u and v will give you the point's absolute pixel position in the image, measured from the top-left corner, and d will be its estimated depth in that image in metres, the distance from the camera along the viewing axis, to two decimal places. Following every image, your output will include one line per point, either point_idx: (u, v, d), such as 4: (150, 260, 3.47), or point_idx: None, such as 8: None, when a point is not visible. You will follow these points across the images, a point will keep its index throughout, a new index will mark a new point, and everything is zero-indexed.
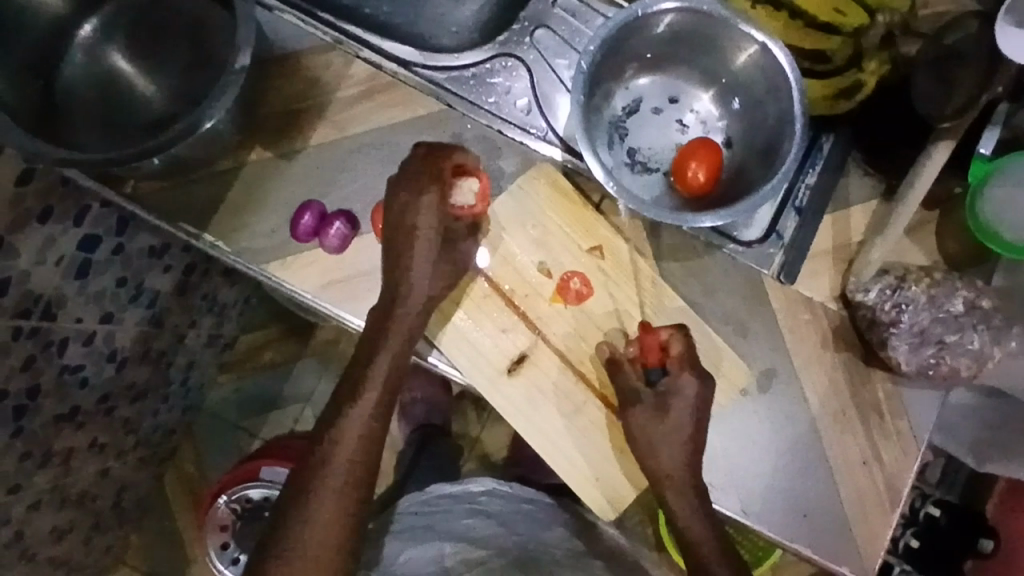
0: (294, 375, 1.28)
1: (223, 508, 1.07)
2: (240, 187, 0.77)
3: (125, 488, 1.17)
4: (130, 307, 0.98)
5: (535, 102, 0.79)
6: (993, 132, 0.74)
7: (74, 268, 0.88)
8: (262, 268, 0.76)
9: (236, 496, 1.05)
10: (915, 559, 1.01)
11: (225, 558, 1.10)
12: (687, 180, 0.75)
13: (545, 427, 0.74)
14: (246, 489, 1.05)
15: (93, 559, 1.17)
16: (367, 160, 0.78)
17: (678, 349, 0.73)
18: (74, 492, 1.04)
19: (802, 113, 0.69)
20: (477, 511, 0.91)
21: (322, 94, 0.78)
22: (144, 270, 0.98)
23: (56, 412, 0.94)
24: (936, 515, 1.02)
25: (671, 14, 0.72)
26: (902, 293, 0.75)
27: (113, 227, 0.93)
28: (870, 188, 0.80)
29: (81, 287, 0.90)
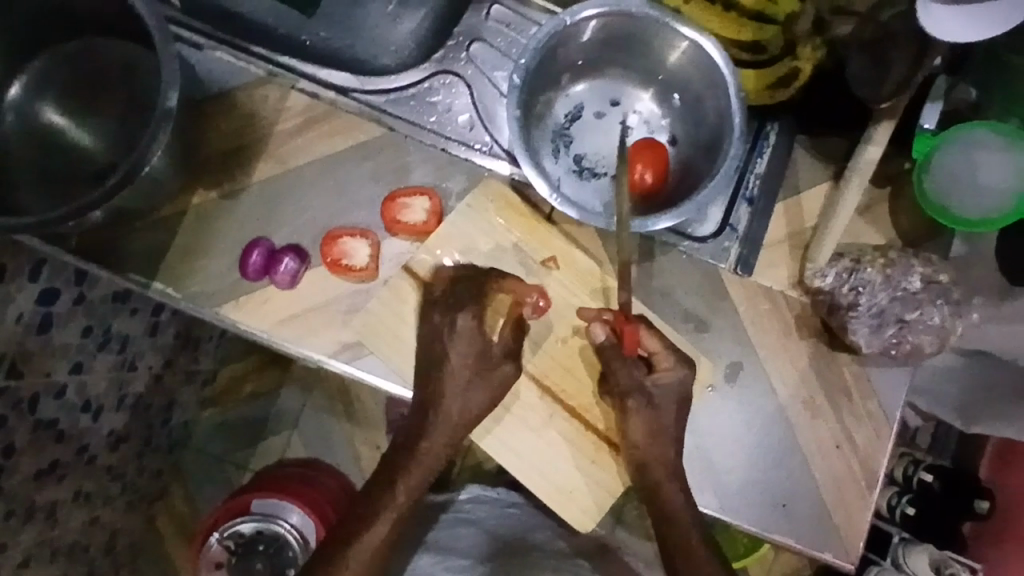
0: (278, 404, 1.28)
1: (216, 545, 1.02)
2: (186, 231, 0.76)
3: (117, 534, 1.15)
4: (101, 354, 0.98)
5: (477, 117, 0.79)
6: (935, 106, 0.74)
7: (36, 324, 0.85)
8: (215, 311, 0.75)
9: (228, 530, 1.01)
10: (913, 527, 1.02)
11: None
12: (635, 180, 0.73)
13: (516, 443, 0.74)
14: (238, 523, 1.01)
15: None
16: (311, 192, 0.77)
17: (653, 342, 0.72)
18: (64, 545, 1.01)
19: (739, 106, 0.70)
20: (461, 522, 0.93)
21: (262, 129, 0.77)
22: (110, 316, 0.98)
23: (37, 468, 0.92)
24: (929, 481, 1.02)
25: (596, 20, 0.72)
26: (859, 276, 0.74)
27: (73, 276, 0.91)
28: (821, 171, 0.80)
29: (46, 340, 0.87)
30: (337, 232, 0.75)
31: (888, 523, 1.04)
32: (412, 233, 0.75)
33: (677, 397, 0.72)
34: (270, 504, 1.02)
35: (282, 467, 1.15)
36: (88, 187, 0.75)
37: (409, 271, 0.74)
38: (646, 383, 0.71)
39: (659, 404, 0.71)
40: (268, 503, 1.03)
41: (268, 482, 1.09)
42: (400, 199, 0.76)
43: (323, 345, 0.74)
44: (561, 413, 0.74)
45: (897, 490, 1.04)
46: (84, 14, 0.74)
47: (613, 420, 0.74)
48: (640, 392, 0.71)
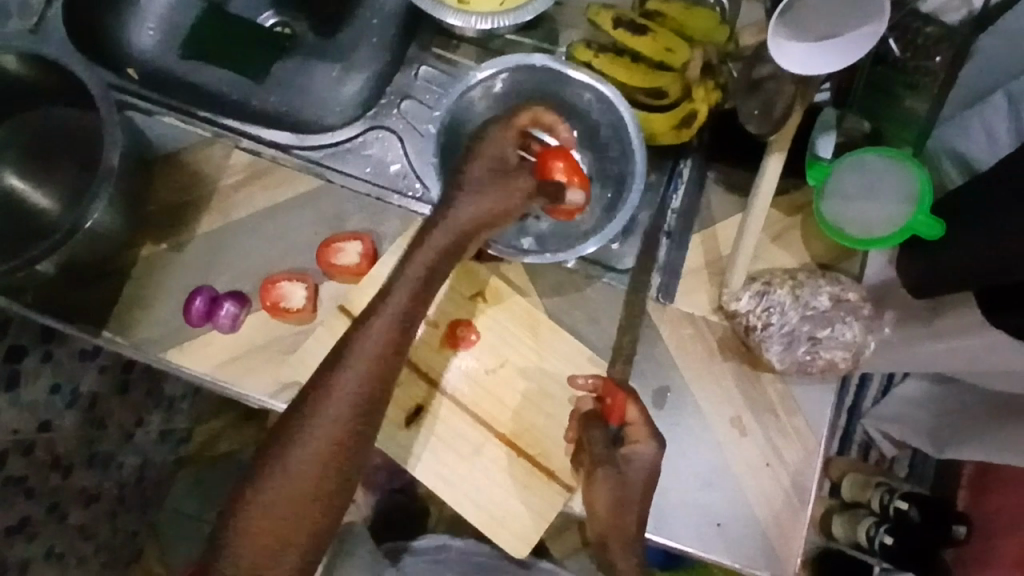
0: (250, 458, 1.29)
1: None
2: (136, 281, 0.81)
3: None
4: (69, 412, 1.01)
5: (409, 167, 0.82)
6: (829, 137, 0.82)
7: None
8: (162, 356, 0.79)
9: None
10: (893, 556, 1.01)
11: None
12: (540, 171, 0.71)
13: (449, 471, 0.76)
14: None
15: None
16: (252, 241, 0.82)
17: (636, 414, 0.71)
18: None
19: (640, 144, 0.76)
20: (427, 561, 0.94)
21: (207, 186, 0.83)
22: (78, 374, 1.01)
23: (5, 526, 0.93)
24: (906, 509, 1.02)
25: (497, 78, 0.79)
26: (770, 297, 0.79)
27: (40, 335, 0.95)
28: (733, 204, 0.85)
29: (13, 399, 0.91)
30: (276, 276, 0.80)
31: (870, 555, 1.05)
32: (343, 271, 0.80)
33: (645, 477, 0.69)
34: None
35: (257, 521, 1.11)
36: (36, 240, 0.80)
37: (343, 312, 0.76)
38: (617, 454, 0.70)
39: (623, 483, 0.69)
40: None
41: None
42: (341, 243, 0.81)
43: (263, 384, 0.78)
44: (491, 438, 0.77)
45: (875, 520, 1.04)
46: (41, 91, 0.80)
47: (543, 444, 0.77)
48: (610, 463, 0.70)
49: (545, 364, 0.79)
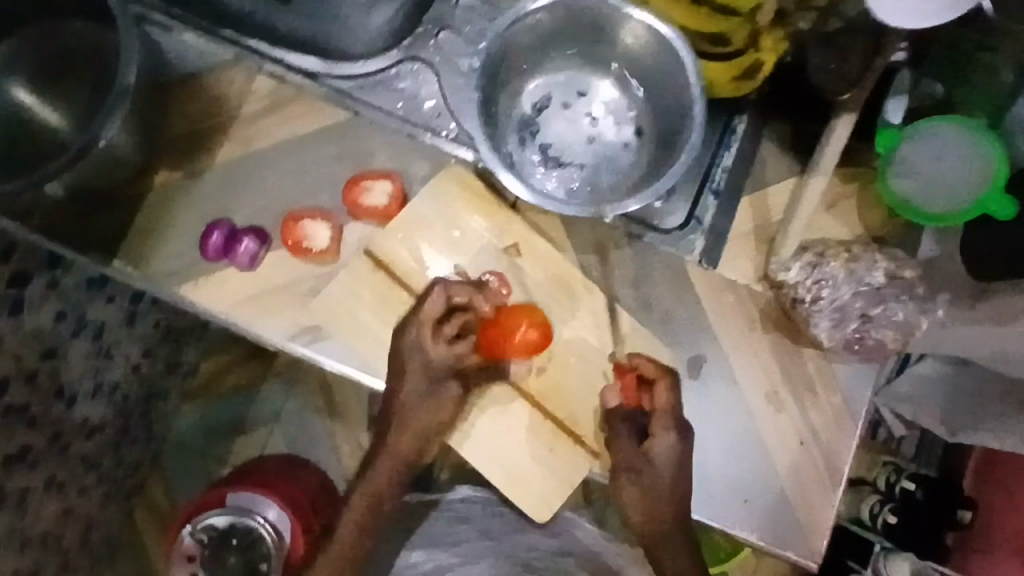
0: (257, 399, 1.27)
1: (189, 538, 0.99)
2: (150, 210, 0.76)
3: (91, 526, 1.14)
4: (75, 341, 0.97)
5: (444, 104, 0.76)
6: (899, 102, 0.74)
7: (7, 308, 0.85)
8: (175, 292, 0.74)
9: (201, 524, 0.98)
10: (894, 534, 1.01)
11: None
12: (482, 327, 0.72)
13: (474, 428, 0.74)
14: (210, 516, 0.98)
15: None
16: (274, 174, 0.77)
17: (665, 397, 0.71)
18: (35, 535, 1.00)
19: (700, 96, 0.70)
20: (457, 518, 0.91)
21: (226, 113, 0.77)
22: (85, 302, 0.97)
23: (7, 453, 0.91)
24: (912, 489, 1.02)
25: (546, 12, 0.72)
26: (822, 269, 0.74)
27: (46, 260, 0.91)
28: (787, 166, 0.80)
29: (17, 324, 0.87)
30: (299, 213, 0.75)
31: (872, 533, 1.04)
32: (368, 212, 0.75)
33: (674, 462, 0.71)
34: (245, 497, 1.00)
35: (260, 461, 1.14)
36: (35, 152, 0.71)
37: (368, 254, 0.74)
38: (644, 449, 0.71)
39: (653, 472, 0.71)
40: (244, 496, 1.00)
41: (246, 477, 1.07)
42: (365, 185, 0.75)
43: (281, 327, 0.73)
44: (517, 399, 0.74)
45: (880, 498, 1.04)
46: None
47: (572, 407, 0.74)
48: (638, 458, 0.71)
49: (577, 324, 0.75)
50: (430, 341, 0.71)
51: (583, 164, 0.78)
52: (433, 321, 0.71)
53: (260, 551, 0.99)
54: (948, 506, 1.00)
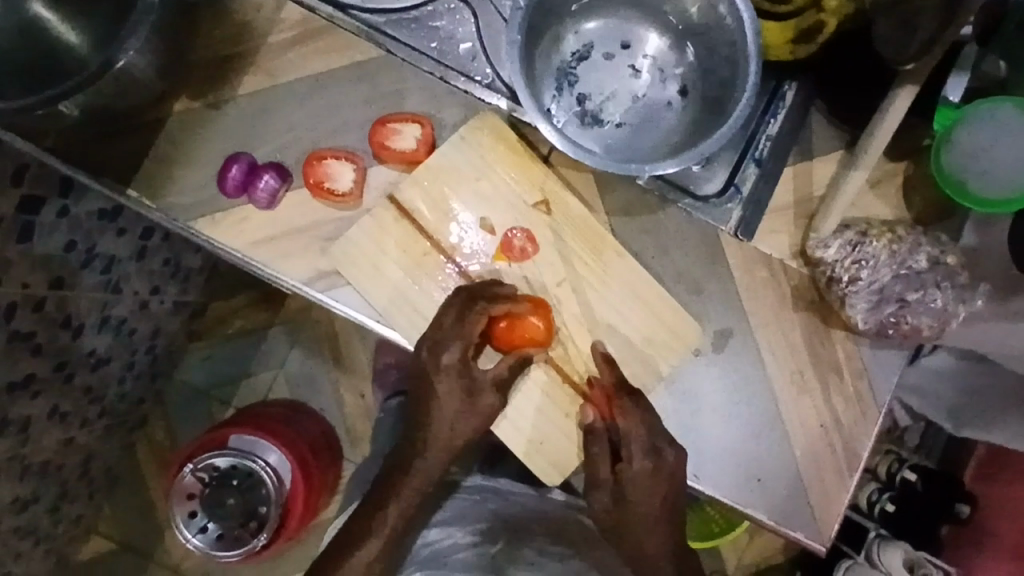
0: (265, 343, 1.25)
1: (190, 476, 0.98)
2: (167, 139, 0.73)
3: (92, 457, 1.14)
4: (84, 272, 0.95)
5: (480, 47, 0.73)
6: (960, 78, 0.70)
7: (16, 231, 0.83)
8: (191, 226, 0.72)
9: (203, 464, 0.97)
10: (892, 523, 1.00)
11: (193, 526, 0.99)
12: (510, 337, 0.70)
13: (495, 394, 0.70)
14: (212, 457, 0.98)
15: (62, 529, 1.15)
16: (299, 109, 0.73)
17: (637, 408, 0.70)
18: (36, 461, 1.00)
19: (756, 54, 0.65)
20: (472, 502, 0.91)
21: (252, 41, 0.73)
22: (96, 234, 0.95)
23: (10, 380, 0.90)
24: (912, 480, 1.01)
25: None
26: (863, 249, 0.71)
27: (58, 186, 0.88)
28: (835, 139, 0.76)
29: (26, 249, 0.85)
30: (322, 153, 0.72)
31: (866, 518, 1.03)
32: (391, 158, 0.72)
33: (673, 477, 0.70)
34: (248, 441, 1.00)
35: (261, 407, 1.15)
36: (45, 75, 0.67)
37: (392, 201, 0.71)
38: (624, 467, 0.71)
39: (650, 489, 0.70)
40: (247, 440, 1.00)
41: (249, 421, 1.06)
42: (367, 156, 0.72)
43: (298, 271, 0.71)
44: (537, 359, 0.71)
45: (879, 486, 1.03)
46: None
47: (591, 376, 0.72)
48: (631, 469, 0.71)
49: (603, 289, 0.73)
50: (463, 353, 0.69)
51: (622, 120, 0.74)
52: (469, 331, 0.68)
53: (260, 494, 1.00)
54: (949, 497, 0.99)
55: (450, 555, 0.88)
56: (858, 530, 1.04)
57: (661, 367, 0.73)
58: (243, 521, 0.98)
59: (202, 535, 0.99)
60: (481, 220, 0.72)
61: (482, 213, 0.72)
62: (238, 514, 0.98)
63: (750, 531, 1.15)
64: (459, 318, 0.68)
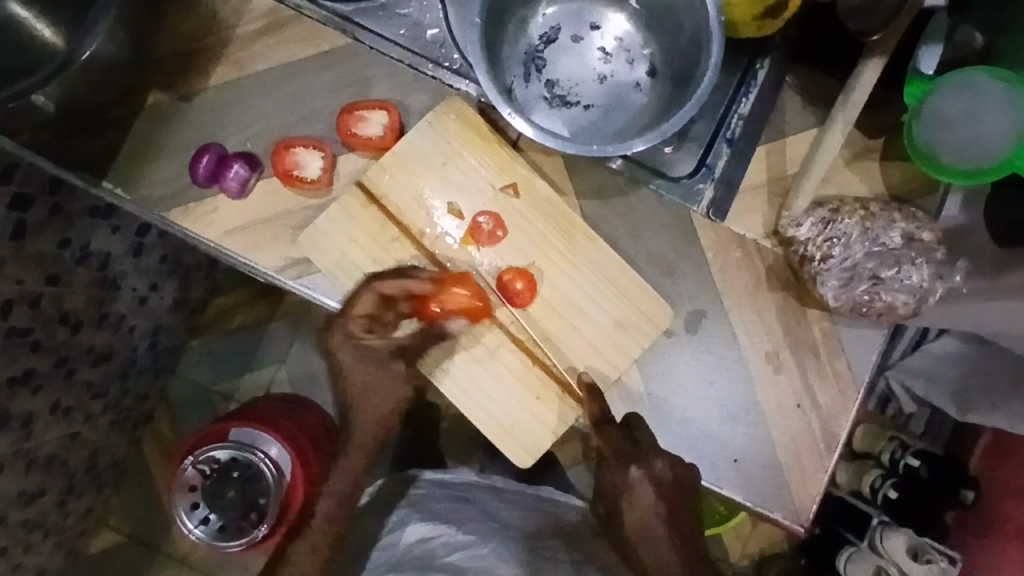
0: (265, 341, 1.27)
1: (191, 469, 1.00)
2: (139, 132, 0.73)
3: (98, 453, 1.16)
4: (78, 267, 0.96)
5: (449, 34, 0.73)
6: (934, 50, 0.67)
7: (7, 229, 0.84)
8: (165, 217, 0.73)
9: (204, 455, 0.99)
10: (893, 510, 0.99)
11: (196, 517, 1.00)
12: (429, 317, 0.71)
13: (463, 374, 0.72)
14: (213, 448, 1.00)
15: (72, 523, 1.17)
16: (268, 99, 0.74)
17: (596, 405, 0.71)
18: (40, 456, 1.01)
19: (719, 32, 0.64)
20: (464, 499, 0.90)
21: (222, 32, 0.74)
22: (88, 232, 0.96)
23: (9, 376, 0.90)
24: (916, 466, 0.99)
25: None
26: (835, 226, 0.70)
27: (48, 184, 0.89)
28: (810, 116, 0.75)
29: (19, 247, 0.86)
30: (291, 142, 0.72)
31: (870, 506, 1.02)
32: (356, 148, 0.72)
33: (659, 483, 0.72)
34: (248, 433, 1.01)
35: (265, 398, 1.16)
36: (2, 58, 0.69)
37: (361, 187, 0.71)
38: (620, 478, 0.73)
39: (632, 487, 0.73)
40: (249, 432, 1.01)
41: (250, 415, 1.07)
42: (329, 144, 0.73)
43: (270, 259, 0.72)
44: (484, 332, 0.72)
45: (882, 473, 1.01)
46: None
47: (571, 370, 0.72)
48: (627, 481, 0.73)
49: (571, 272, 0.73)
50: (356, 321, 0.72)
51: (590, 103, 0.74)
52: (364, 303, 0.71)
53: (262, 485, 0.99)
54: (954, 482, 0.96)
55: (442, 554, 0.84)
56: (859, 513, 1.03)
57: (634, 349, 0.73)
58: (243, 512, 0.98)
59: (203, 525, 0.99)
60: (451, 209, 0.72)
61: (451, 197, 0.72)
62: (238, 505, 0.98)
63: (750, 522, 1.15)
64: (355, 295, 0.70)
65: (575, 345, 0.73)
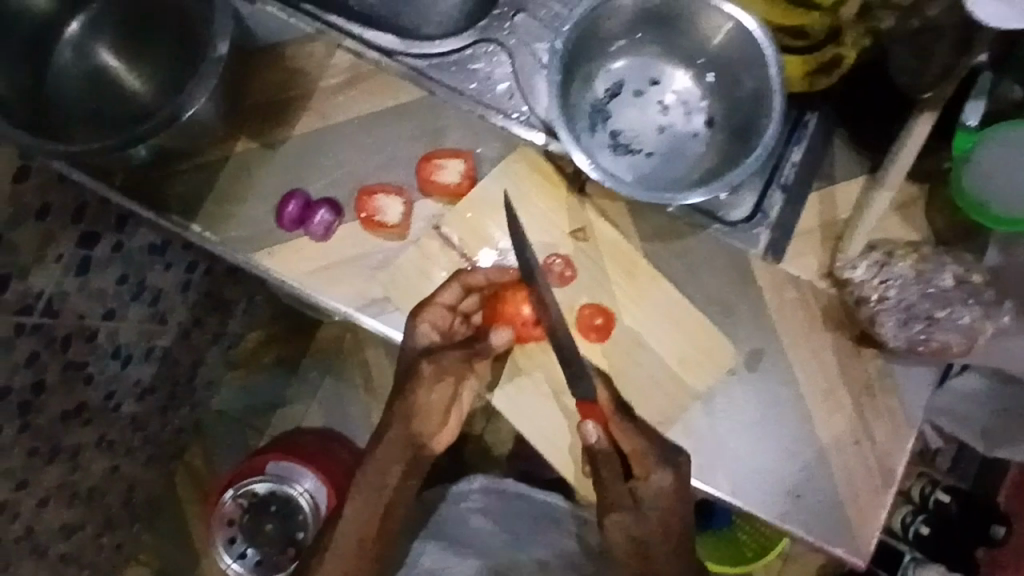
0: (299, 374, 1.29)
1: (230, 502, 1.05)
2: (226, 178, 0.78)
3: (135, 484, 1.18)
4: (133, 304, 0.98)
5: (516, 87, 0.77)
6: (978, 103, 0.72)
7: (75, 266, 0.87)
8: (252, 258, 0.77)
9: (243, 489, 1.03)
10: (925, 545, 1.02)
11: (234, 552, 1.06)
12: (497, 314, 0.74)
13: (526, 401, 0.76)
14: (251, 482, 1.03)
15: (105, 556, 1.19)
16: (350, 147, 0.78)
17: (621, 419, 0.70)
18: (83, 488, 1.04)
19: (779, 86, 0.70)
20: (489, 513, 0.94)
21: (305, 85, 0.79)
22: (145, 267, 0.98)
23: (65, 408, 0.94)
24: (945, 502, 1.02)
25: None
26: (890, 269, 0.74)
27: (113, 223, 0.91)
28: (857, 165, 0.80)
29: (82, 284, 0.88)
30: (372, 188, 0.77)
31: (899, 540, 1.04)
32: (428, 191, 0.77)
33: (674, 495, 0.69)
34: (283, 467, 1.03)
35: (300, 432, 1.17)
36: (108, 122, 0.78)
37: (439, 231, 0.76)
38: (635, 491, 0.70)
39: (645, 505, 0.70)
40: (284, 465, 1.03)
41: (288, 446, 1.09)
42: (408, 188, 0.77)
43: (352, 297, 0.76)
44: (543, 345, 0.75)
45: (912, 508, 1.04)
46: None
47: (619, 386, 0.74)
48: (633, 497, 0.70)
49: (637, 311, 0.76)
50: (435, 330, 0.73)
51: (652, 150, 0.79)
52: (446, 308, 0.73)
53: (297, 519, 1.04)
54: (983, 518, 1.01)
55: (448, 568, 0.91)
56: (890, 550, 1.05)
57: (698, 384, 0.76)
58: (281, 547, 1.05)
59: (241, 560, 1.06)
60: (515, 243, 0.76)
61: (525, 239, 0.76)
62: (277, 540, 1.05)
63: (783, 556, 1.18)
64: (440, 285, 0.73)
65: (643, 379, 0.76)
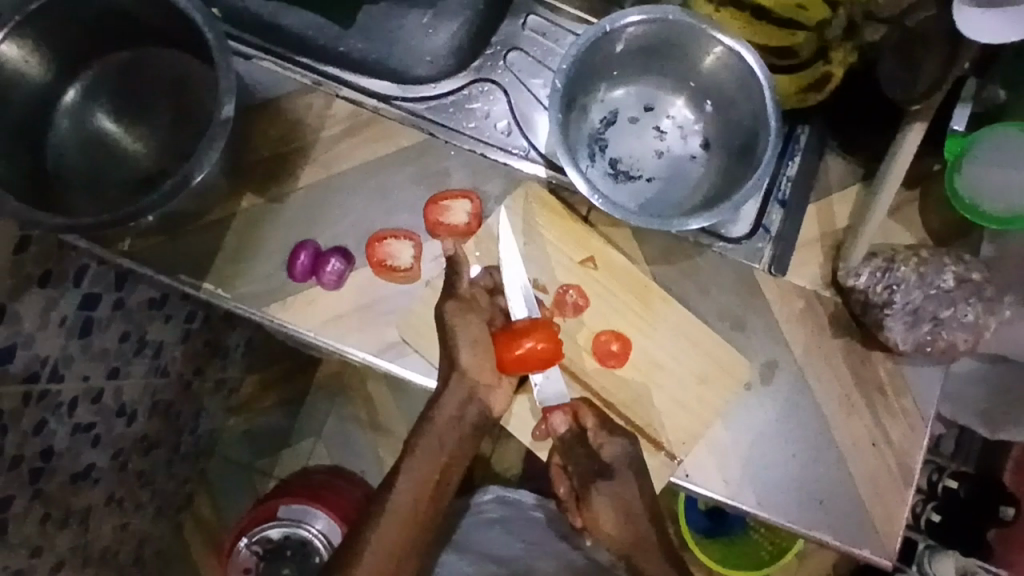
0: (303, 414, 1.28)
1: (244, 551, 1.03)
2: (234, 234, 0.78)
3: (145, 541, 1.15)
4: (136, 359, 0.96)
5: (514, 123, 0.82)
6: (965, 108, 0.75)
7: (77, 328, 0.85)
8: (263, 310, 0.77)
9: (257, 537, 1.02)
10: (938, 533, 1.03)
11: None
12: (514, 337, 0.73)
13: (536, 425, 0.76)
14: (266, 528, 1.02)
15: None
16: (356, 195, 0.79)
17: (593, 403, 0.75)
18: (96, 550, 1.01)
19: (773, 110, 0.71)
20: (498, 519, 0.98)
21: (308, 135, 0.80)
22: (145, 322, 0.96)
23: (73, 472, 0.91)
24: (954, 487, 1.02)
25: (636, 26, 0.74)
26: (892, 274, 0.76)
27: (112, 281, 0.90)
28: (850, 173, 0.82)
29: (85, 345, 0.87)
30: (383, 233, 0.78)
31: (915, 531, 1.06)
32: (435, 231, 0.78)
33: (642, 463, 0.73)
34: (296, 510, 1.03)
35: (307, 471, 1.17)
36: (115, 187, 0.80)
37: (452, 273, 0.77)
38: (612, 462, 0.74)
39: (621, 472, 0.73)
40: (296, 508, 1.03)
41: (294, 488, 1.08)
42: (416, 233, 0.78)
43: (370, 343, 0.76)
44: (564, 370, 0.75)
45: (922, 497, 1.06)
46: (142, 24, 0.77)
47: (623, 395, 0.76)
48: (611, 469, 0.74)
49: (651, 334, 0.77)
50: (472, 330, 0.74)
51: (652, 175, 0.81)
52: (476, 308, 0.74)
53: (313, 562, 1.02)
54: (992, 500, 0.99)
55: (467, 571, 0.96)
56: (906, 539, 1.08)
57: (718, 402, 0.77)
58: None
59: None
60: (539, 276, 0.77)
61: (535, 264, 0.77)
62: None
63: (799, 557, 1.17)
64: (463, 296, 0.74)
65: (663, 401, 0.77)
